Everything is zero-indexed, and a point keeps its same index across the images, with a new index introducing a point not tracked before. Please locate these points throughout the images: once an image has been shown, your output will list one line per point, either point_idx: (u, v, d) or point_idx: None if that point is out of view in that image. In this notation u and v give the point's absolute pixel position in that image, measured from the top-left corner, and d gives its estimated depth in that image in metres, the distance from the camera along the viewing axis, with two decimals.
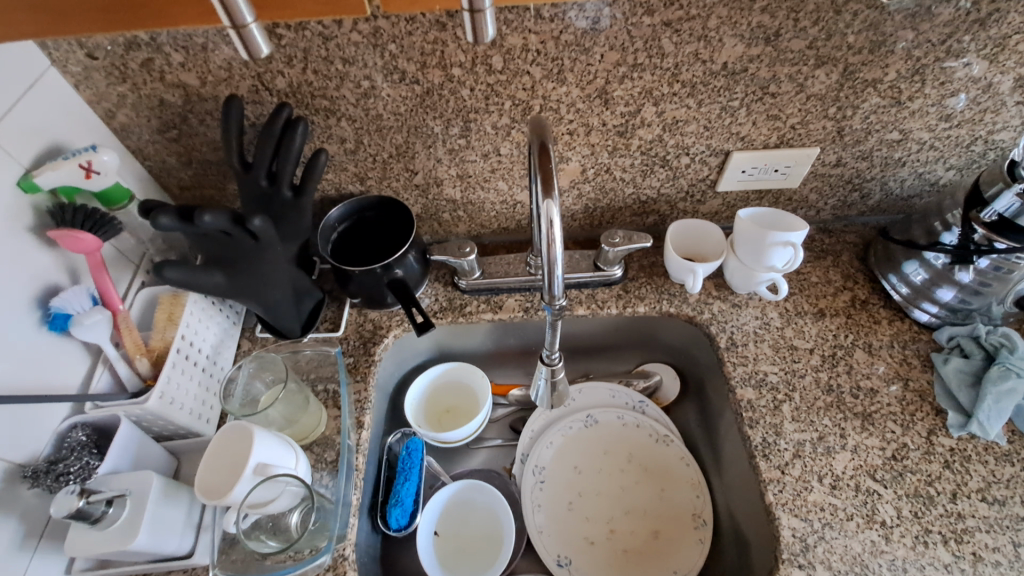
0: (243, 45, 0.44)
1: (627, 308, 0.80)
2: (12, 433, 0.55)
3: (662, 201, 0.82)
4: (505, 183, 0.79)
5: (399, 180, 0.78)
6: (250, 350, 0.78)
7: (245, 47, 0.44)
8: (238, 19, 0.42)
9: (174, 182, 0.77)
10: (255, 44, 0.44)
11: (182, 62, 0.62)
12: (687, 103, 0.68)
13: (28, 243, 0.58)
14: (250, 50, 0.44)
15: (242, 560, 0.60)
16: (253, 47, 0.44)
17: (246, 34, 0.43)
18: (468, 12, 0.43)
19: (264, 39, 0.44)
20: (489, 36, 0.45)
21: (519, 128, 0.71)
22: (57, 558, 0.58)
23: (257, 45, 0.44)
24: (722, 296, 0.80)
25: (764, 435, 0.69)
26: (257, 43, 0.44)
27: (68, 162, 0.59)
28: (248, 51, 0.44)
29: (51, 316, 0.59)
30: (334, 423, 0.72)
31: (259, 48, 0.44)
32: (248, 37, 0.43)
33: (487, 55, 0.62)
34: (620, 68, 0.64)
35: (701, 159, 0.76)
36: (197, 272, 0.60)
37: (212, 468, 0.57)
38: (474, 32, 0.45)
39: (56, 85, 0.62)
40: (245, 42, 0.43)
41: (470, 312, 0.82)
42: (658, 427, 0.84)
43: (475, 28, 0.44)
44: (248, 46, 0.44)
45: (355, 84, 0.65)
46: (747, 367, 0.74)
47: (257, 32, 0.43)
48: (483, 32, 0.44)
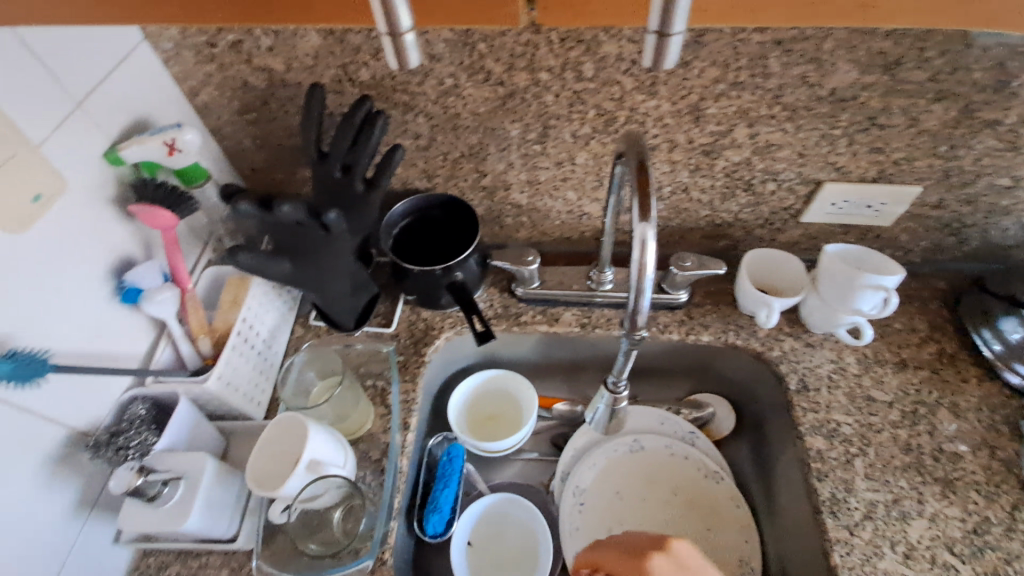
0: (391, 55, 0.37)
1: (690, 335, 0.76)
2: (78, 401, 0.56)
3: (738, 226, 0.78)
4: (575, 193, 0.76)
5: (467, 180, 0.76)
6: (303, 337, 0.78)
7: (392, 56, 0.37)
8: (393, 26, 0.35)
9: (246, 163, 0.77)
10: (407, 53, 0.37)
11: (270, 46, 0.62)
12: (784, 127, 0.64)
13: (108, 215, 0.59)
14: (399, 62, 0.37)
15: (283, 552, 0.60)
16: (403, 58, 0.37)
17: (399, 43, 0.36)
18: (654, 33, 0.35)
19: (417, 48, 0.37)
20: (670, 63, 0.36)
21: (599, 139, 0.68)
22: (108, 526, 0.60)
23: (408, 56, 0.37)
24: (795, 334, 0.75)
25: (833, 490, 0.65)
26: (408, 52, 0.37)
27: (154, 138, 0.59)
28: (395, 61, 0.37)
29: (124, 289, 0.60)
30: (381, 421, 0.71)
31: (409, 58, 0.37)
32: (399, 46, 0.36)
33: (578, 62, 0.60)
34: (717, 85, 0.60)
35: (788, 187, 0.71)
36: (266, 260, 0.60)
37: (265, 459, 0.58)
38: (654, 57, 0.36)
39: (147, 59, 0.63)
40: (394, 52, 0.37)
41: (525, 321, 0.80)
42: (708, 462, 0.80)
43: (657, 53, 0.36)
44: (398, 56, 0.37)
45: (438, 81, 0.64)
46: (818, 415, 0.70)
47: (411, 39, 0.36)
48: (665, 59, 0.36)
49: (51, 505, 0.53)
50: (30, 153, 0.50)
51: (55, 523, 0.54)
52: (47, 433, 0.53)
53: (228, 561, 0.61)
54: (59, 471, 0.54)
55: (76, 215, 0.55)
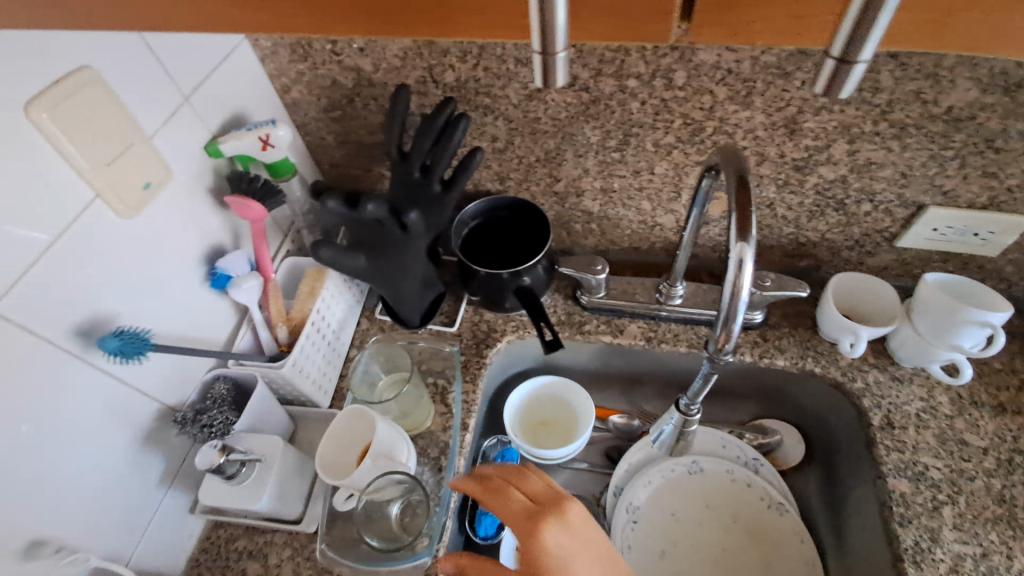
0: (538, 74, 0.32)
1: (763, 358, 0.73)
2: (169, 379, 0.59)
3: (824, 246, 0.73)
4: (649, 204, 0.74)
5: (540, 184, 0.75)
6: (368, 330, 0.80)
7: (539, 75, 0.32)
8: (547, 45, 0.30)
9: (327, 159, 0.80)
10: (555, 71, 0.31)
11: (361, 47, 0.63)
12: (889, 145, 0.60)
13: (204, 205, 0.62)
14: (546, 83, 0.32)
15: (344, 539, 0.62)
16: (551, 79, 0.31)
17: (552, 63, 0.30)
18: (834, 58, 0.30)
19: (568, 69, 0.31)
20: (846, 93, 0.31)
21: (682, 149, 0.66)
22: (186, 496, 0.63)
23: (558, 77, 0.31)
24: (881, 366, 0.71)
25: (917, 538, 0.60)
26: (558, 73, 0.31)
27: (250, 134, 0.62)
28: (542, 81, 0.32)
29: (215, 275, 0.63)
30: (440, 419, 0.72)
31: (558, 78, 0.31)
32: (550, 67, 0.31)
33: (670, 69, 0.58)
34: (819, 98, 0.57)
35: (885, 208, 0.66)
36: (345, 255, 0.61)
37: (333, 446, 0.60)
38: (828, 83, 0.31)
39: (246, 57, 0.66)
40: (542, 72, 0.31)
41: (588, 330, 0.79)
42: (772, 492, 0.75)
43: (833, 79, 0.30)
44: (545, 77, 0.32)
45: (521, 85, 0.63)
46: (903, 455, 0.65)
47: (564, 60, 0.31)
48: (841, 89, 0.31)
49: (140, 473, 0.57)
50: (144, 145, 0.53)
51: (143, 491, 0.58)
52: (141, 406, 0.57)
53: (290, 542, 0.63)
54: (149, 442, 0.58)
55: (178, 203, 0.59)
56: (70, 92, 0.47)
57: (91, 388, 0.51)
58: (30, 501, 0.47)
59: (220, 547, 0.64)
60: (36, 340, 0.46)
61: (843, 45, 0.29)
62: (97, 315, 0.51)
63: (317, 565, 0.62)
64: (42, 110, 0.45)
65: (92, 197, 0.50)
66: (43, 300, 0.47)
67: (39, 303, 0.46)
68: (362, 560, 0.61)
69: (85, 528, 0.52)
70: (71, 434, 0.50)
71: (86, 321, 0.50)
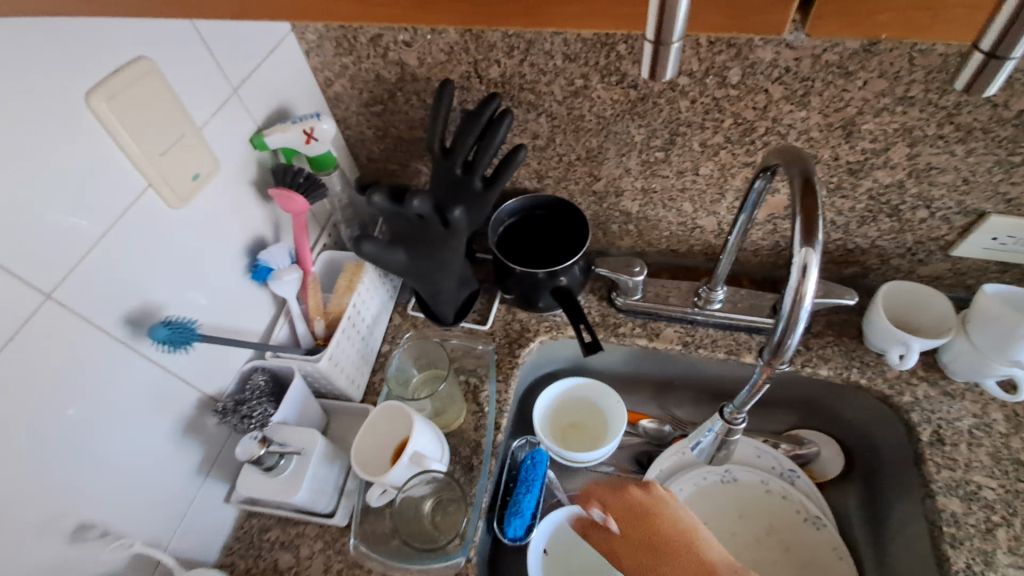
0: (647, 63, 0.30)
1: (806, 366, 0.70)
2: (210, 368, 0.60)
3: (873, 253, 0.71)
4: (691, 205, 0.73)
5: (579, 183, 0.74)
6: (401, 326, 0.80)
7: (647, 64, 0.30)
8: (664, 32, 0.28)
9: (365, 153, 0.80)
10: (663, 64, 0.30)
11: (407, 41, 0.63)
12: (953, 149, 0.57)
13: (248, 196, 0.62)
14: (653, 73, 0.31)
15: (375, 533, 0.62)
16: (660, 69, 0.30)
17: (664, 52, 0.29)
18: (982, 53, 0.28)
19: (678, 60, 0.30)
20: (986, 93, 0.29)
21: (731, 150, 0.64)
22: (222, 485, 0.64)
23: (666, 69, 0.30)
24: (930, 380, 0.68)
25: (969, 560, 0.57)
26: (668, 63, 0.30)
27: (295, 126, 0.62)
28: (649, 71, 0.31)
29: (256, 266, 0.63)
30: (472, 418, 0.71)
31: (666, 70, 0.30)
32: (661, 55, 0.30)
33: (724, 67, 0.56)
34: (881, 99, 0.55)
35: (942, 216, 0.64)
36: (386, 250, 0.62)
37: (370, 441, 0.60)
38: (971, 80, 0.29)
39: (292, 50, 0.66)
40: (651, 61, 0.30)
41: (623, 333, 0.77)
42: (808, 505, 0.73)
43: (977, 76, 0.28)
44: (653, 66, 0.30)
45: (568, 81, 0.62)
46: (954, 473, 0.62)
47: (677, 50, 0.29)
48: (985, 87, 0.29)
49: (181, 461, 0.58)
50: (195, 135, 0.54)
51: (182, 479, 0.58)
52: (183, 395, 0.57)
53: (322, 534, 0.64)
54: (189, 430, 0.58)
55: (223, 194, 0.59)
56: (127, 82, 0.47)
57: (138, 375, 0.52)
58: (79, 484, 0.48)
59: (253, 536, 0.64)
60: (89, 327, 0.47)
61: (997, 38, 0.27)
62: (146, 303, 0.52)
63: (348, 559, 0.62)
64: (101, 99, 0.45)
65: (144, 186, 0.50)
66: (97, 287, 0.47)
67: (92, 290, 0.47)
68: (393, 556, 0.60)
69: (129, 512, 0.53)
70: (119, 420, 0.51)
71: (135, 309, 0.51)
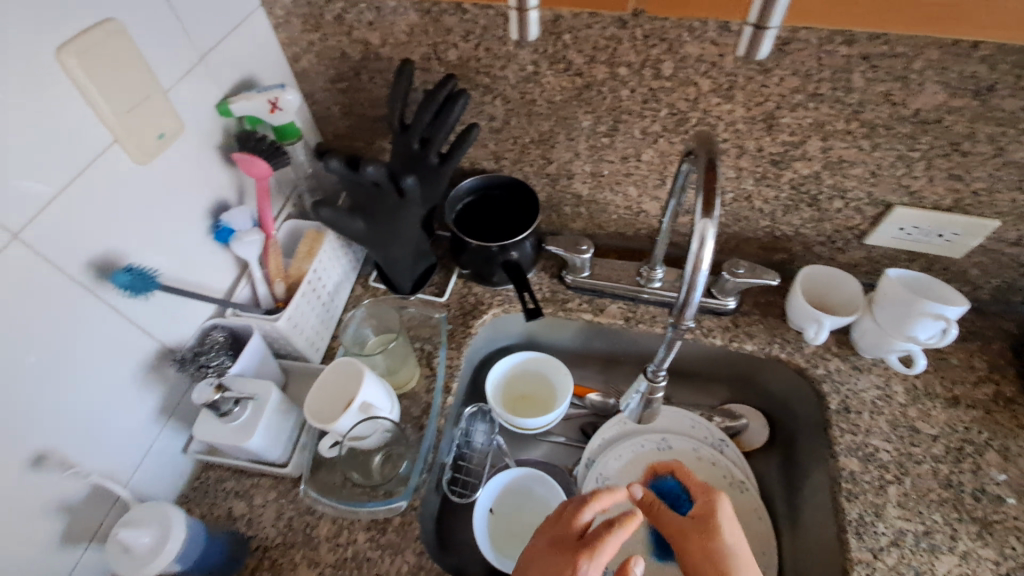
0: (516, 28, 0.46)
1: (733, 342, 0.77)
2: (170, 321, 0.63)
3: (797, 241, 0.78)
4: (635, 190, 0.78)
5: (533, 166, 0.79)
6: (361, 296, 0.84)
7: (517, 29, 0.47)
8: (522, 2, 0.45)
9: (331, 129, 0.84)
10: (527, 27, 0.47)
11: (371, 21, 0.67)
12: (860, 144, 0.64)
13: (213, 160, 0.66)
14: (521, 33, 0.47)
15: (327, 483, 0.67)
16: (525, 30, 0.47)
17: (525, 16, 0.45)
18: (753, 26, 0.43)
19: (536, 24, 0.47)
20: (762, 53, 0.45)
21: (668, 138, 0.70)
22: (180, 436, 0.67)
23: (530, 28, 0.47)
24: (842, 355, 0.75)
25: (861, 511, 0.64)
26: (529, 26, 0.47)
27: (260, 96, 0.66)
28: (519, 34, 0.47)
29: (219, 228, 0.67)
30: (425, 381, 0.76)
31: (528, 31, 0.47)
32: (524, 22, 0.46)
33: (658, 60, 0.62)
34: (796, 95, 0.61)
35: (855, 206, 0.71)
36: (344, 217, 0.66)
37: (321, 395, 0.63)
38: (750, 47, 0.44)
39: (259, 23, 0.69)
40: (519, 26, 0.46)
41: (571, 308, 0.82)
42: (734, 471, 0.79)
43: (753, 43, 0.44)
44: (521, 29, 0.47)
45: (520, 67, 0.67)
46: (855, 436, 0.69)
47: (533, 15, 0.46)
48: (760, 49, 0.44)
49: (140, 407, 0.61)
50: (161, 97, 0.57)
51: (140, 426, 0.61)
52: (143, 344, 0.60)
53: (276, 484, 0.68)
54: (148, 378, 0.61)
55: (187, 155, 0.62)
56: (97, 41, 0.50)
57: (100, 321, 0.55)
58: (41, 419, 0.51)
59: (209, 486, 0.68)
60: (53, 268, 0.50)
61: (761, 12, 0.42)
62: (109, 251, 0.55)
63: (299, 507, 0.66)
64: (71, 56, 0.48)
65: (110, 142, 0.53)
66: (64, 232, 0.50)
67: (58, 235, 0.50)
68: (341, 503, 0.65)
69: (88, 451, 0.56)
70: (78, 361, 0.53)
71: (98, 255, 0.54)
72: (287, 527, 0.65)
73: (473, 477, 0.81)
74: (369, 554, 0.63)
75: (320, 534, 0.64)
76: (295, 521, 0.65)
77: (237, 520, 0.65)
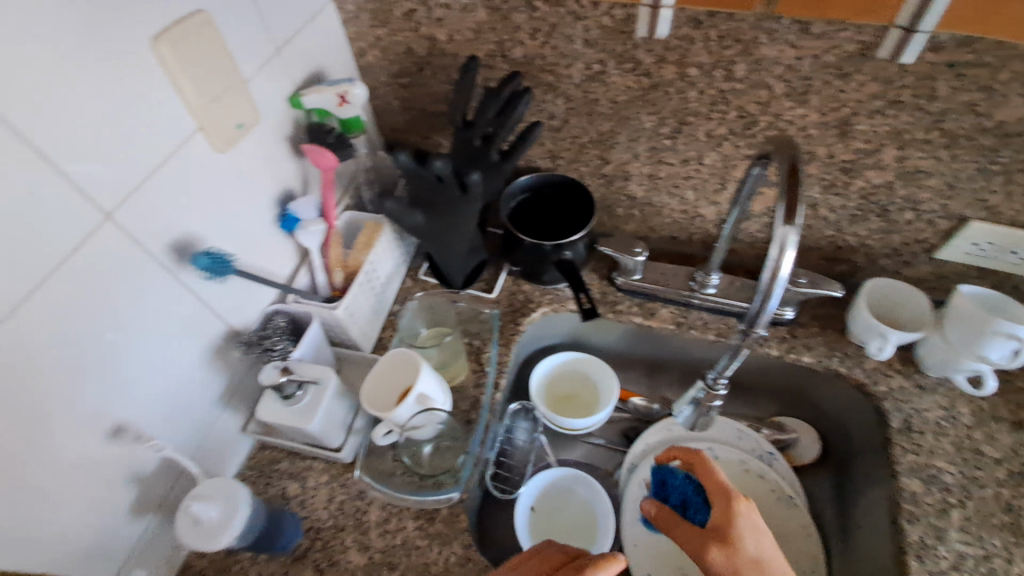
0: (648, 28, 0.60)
1: (790, 353, 0.75)
2: (237, 305, 0.65)
3: (861, 252, 0.75)
4: (693, 193, 0.77)
5: (589, 166, 0.78)
6: (412, 288, 0.85)
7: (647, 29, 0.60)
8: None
9: (389, 124, 0.85)
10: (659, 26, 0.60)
11: (439, 17, 0.68)
12: (938, 154, 0.62)
13: (282, 151, 0.68)
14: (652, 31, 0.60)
15: (379, 470, 0.68)
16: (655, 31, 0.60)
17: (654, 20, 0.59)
18: (902, 29, 0.53)
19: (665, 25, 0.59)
20: (904, 61, 0.55)
21: (733, 141, 0.68)
22: (240, 416, 0.69)
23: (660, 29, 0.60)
24: (905, 373, 0.72)
25: (922, 534, 0.62)
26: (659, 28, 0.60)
27: (330, 90, 0.67)
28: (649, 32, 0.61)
29: (285, 217, 0.69)
30: (473, 376, 0.76)
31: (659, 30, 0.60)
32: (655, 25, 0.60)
33: (731, 61, 0.60)
34: (874, 101, 0.59)
35: (927, 219, 0.68)
36: (405, 210, 0.68)
37: (378, 384, 0.65)
38: (894, 49, 0.55)
39: (330, 18, 0.71)
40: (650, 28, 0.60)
41: (621, 310, 0.82)
42: (783, 485, 0.77)
43: (898, 47, 0.54)
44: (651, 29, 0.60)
45: (586, 66, 0.67)
46: (918, 457, 0.66)
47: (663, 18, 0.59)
48: (904, 53, 0.54)
49: (206, 386, 0.63)
50: (241, 88, 0.59)
51: (205, 405, 0.63)
52: (212, 326, 0.62)
53: (328, 469, 0.69)
54: (215, 358, 0.64)
55: (260, 145, 0.64)
56: (189, 32, 0.51)
57: (177, 301, 0.57)
58: (121, 391, 0.53)
59: (264, 466, 0.70)
60: (140, 249, 0.52)
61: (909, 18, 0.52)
62: (188, 235, 0.57)
63: (350, 492, 0.67)
64: (166, 46, 0.50)
65: (195, 129, 0.55)
66: (150, 215, 0.52)
67: (145, 218, 0.52)
68: (392, 490, 0.66)
69: (160, 426, 0.58)
70: (155, 338, 0.55)
71: (178, 237, 0.56)
72: (339, 511, 0.66)
73: (514, 474, 0.81)
74: (417, 543, 0.63)
75: (370, 519, 0.65)
76: (346, 506, 0.66)
77: (290, 501, 0.67)
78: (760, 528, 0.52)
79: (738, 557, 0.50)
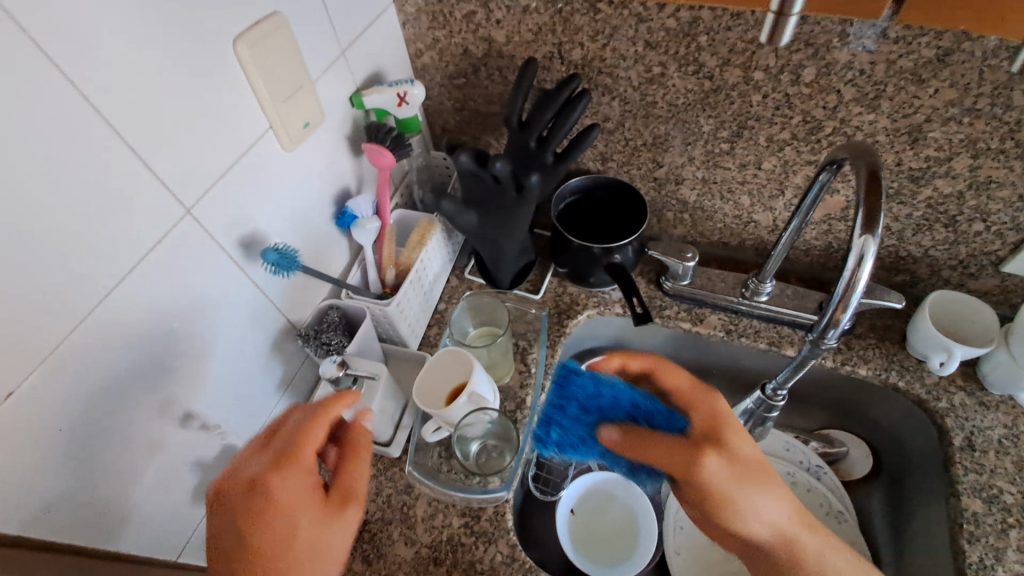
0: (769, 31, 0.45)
1: (845, 364, 0.73)
2: (296, 299, 0.67)
3: (924, 263, 0.73)
4: (748, 199, 0.75)
5: (641, 169, 0.78)
6: (458, 287, 0.86)
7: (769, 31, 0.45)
8: (784, 7, 0.43)
9: (440, 124, 0.86)
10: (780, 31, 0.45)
11: (499, 19, 0.68)
12: (1014, 163, 0.59)
13: (342, 149, 0.69)
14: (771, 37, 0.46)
15: (425, 465, 0.68)
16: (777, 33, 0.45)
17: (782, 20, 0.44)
18: None
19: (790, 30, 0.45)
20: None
21: (795, 147, 0.67)
22: (293, 407, 0.71)
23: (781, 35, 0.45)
24: (968, 390, 0.70)
25: (982, 555, 0.59)
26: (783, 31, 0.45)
27: (390, 90, 0.68)
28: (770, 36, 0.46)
29: (342, 214, 0.70)
30: (518, 376, 0.76)
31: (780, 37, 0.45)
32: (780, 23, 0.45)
33: (800, 65, 0.59)
34: (950, 108, 0.57)
35: (998, 230, 0.66)
36: (460, 210, 0.69)
37: (430, 379, 0.66)
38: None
39: (391, 20, 0.72)
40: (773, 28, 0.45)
41: (668, 315, 0.81)
42: (832, 500, 0.75)
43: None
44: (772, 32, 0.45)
45: (646, 68, 0.66)
46: (979, 476, 0.64)
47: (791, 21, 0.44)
48: None
49: (265, 377, 0.65)
50: (310, 89, 0.60)
51: (263, 395, 0.65)
52: (273, 318, 0.64)
53: (375, 462, 0.70)
54: (274, 350, 0.66)
55: (323, 144, 0.65)
56: (266, 34, 0.53)
57: (243, 293, 0.59)
58: (192, 380, 0.55)
59: None
60: (213, 244, 0.53)
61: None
62: (256, 230, 0.59)
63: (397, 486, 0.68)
64: (245, 47, 0.51)
65: (265, 128, 0.57)
66: (223, 210, 0.54)
67: (219, 213, 0.53)
68: (438, 487, 0.67)
69: (223, 414, 0.60)
70: (222, 329, 0.57)
71: (247, 232, 0.57)
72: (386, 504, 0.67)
73: (554, 475, 0.81)
74: (463, 540, 0.64)
75: (416, 514, 0.66)
76: (393, 499, 0.68)
77: None
78: (738, 427, 0.56)
79: (734, 461, 0.54)
